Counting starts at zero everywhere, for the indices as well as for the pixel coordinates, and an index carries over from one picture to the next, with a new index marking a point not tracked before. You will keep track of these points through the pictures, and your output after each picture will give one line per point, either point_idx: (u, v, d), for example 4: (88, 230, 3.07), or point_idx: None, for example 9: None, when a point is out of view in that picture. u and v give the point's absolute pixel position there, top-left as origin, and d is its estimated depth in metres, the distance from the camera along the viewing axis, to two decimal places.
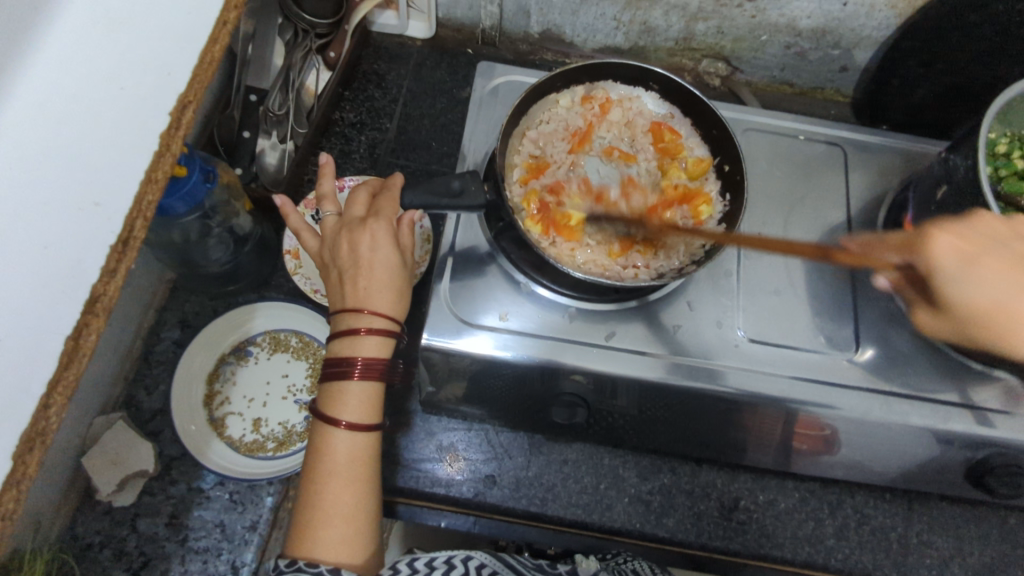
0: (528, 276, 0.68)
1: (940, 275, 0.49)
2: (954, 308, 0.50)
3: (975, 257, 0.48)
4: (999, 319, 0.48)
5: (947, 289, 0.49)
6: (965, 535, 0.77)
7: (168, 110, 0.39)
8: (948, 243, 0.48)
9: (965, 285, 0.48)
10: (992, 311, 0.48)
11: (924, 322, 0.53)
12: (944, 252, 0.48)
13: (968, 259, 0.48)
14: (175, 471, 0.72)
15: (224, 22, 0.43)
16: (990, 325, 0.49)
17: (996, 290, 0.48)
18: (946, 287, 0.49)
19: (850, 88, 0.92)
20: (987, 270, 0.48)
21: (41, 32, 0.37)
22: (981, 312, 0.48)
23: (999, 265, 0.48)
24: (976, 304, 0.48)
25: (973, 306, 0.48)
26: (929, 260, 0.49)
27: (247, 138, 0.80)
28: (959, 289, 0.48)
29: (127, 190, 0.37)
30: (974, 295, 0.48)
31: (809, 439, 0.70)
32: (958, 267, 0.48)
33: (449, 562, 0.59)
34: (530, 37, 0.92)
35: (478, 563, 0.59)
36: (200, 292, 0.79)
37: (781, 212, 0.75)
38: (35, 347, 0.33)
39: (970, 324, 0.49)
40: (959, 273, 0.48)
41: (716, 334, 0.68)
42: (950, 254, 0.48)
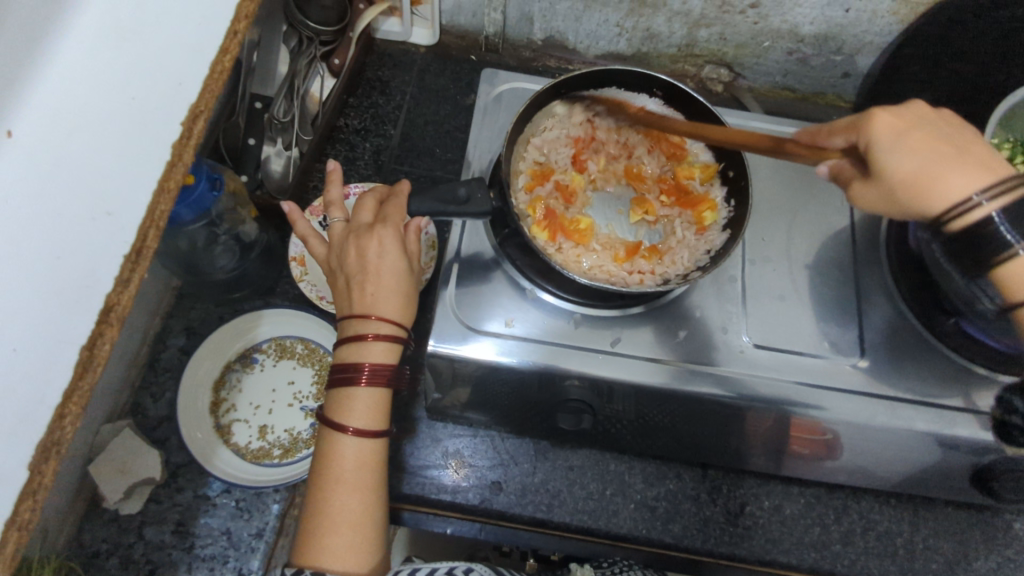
0: (533, 282, 0.69)
1: (876, 148, 0.50)
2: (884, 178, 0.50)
3: (905, 132, 0.50)
4: (921, 186, 0.48)
5: (881, 159, 0.50)
6: (971, 540, 0.77)
7: (179, 122, 0.39)
8: (885, 120, 0.51)
9: (903, 156, 0.49)
10: (914, 179, 0.48)
11: (859, 200, 0.53)
12: (879, 127, 0.51)
13: (899, 132, 0.50)
14: (182, 478, 0.72)
15: (235, 33, 0.43)
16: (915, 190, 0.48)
17: (922, 156, 0.48)
18: (880, 156, 0.50)
19: (852, 93, 0.93)
20: (914, 139, 0.49)
21: (53, 42, 0.37)
22: (903, 180, 0.49)
23: (927, 139, 0.49)
24: (899, 169, 0.49)
25: (898, 174, 0.49)
26: (869, 136, 0.51)
27: (253, 145, 0.81)
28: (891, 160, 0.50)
29: (140, 200, 0.37)
30: (894, 161, 0.49)
31: (815, 444, 0.70)
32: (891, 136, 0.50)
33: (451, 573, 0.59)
34: (533, 44, 0.92)
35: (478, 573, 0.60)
36: (205, 299, 0.79)
37: (786, 217, 0.75)
38: (50, 357, 0.33)
39: (899, 194, 0.49)
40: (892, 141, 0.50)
41: (722, 339, 0.68)
42: (886, 129, 0.51)
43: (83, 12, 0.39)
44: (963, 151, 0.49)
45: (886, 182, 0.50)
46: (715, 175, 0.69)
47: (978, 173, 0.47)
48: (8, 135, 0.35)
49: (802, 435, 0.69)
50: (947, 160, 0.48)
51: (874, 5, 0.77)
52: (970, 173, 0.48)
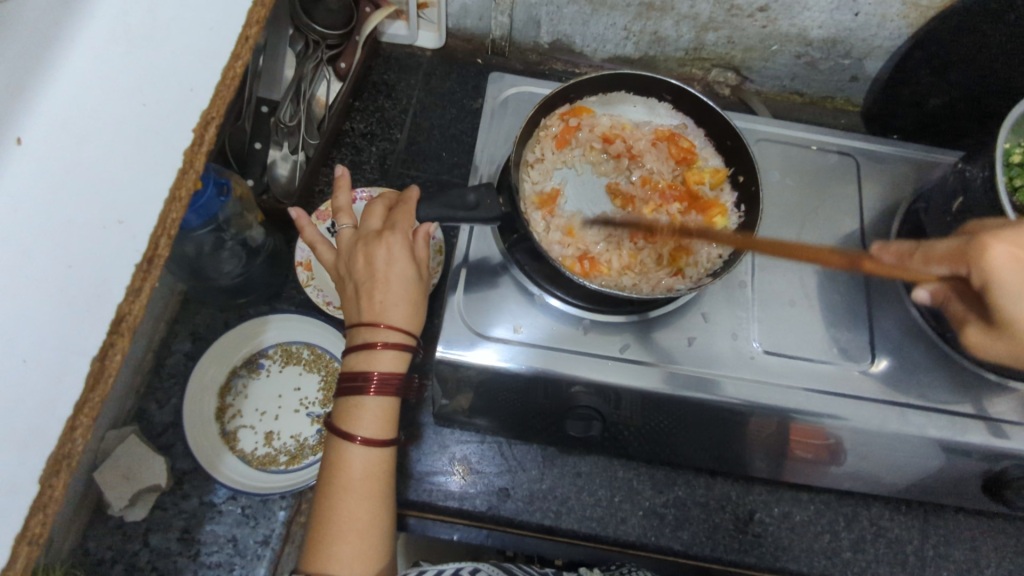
0: (542, 288, 0.68)
1: (995, 291, 0.50)
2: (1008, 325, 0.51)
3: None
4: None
5: (1002, 301, 0.50)
6: (981, 547, 0.76)
7: (191, 128, 0.40)
8: (1005, 251, 0.49)
9: (1015, 301, 0.50)
10: (1016, 325, 0.50)
11: (975, 340, 0.56)
12: (1002, 263, 0.49)
13: (1020, 267, 0.49)
14: (187, 485, 0.72)
15: (246, 38, 0.44)
16: (1015, 335, 0.51)
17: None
18: (1002, 302, 0.50)
19: (860, 97, 0.92)
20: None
21: (62, 43, 0.36)
22: (1013, 324, 0.50)
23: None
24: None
25: (1021, 322, 0.50)
26: (982, 273, 0.51)
27: (259, 149, 0.80)
28: (1013, 304, 0.50)
29: (153, 208, 0.37)
30: (1021, 310, 0.50)
31: (825, 451, 0.69)
32: (1015, 278, 0.50)
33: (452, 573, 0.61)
34: (540, 47, 0.92)
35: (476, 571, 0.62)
36: (211, 304, 0.78)
37: (796, 222, 0.75)
38: (60, 368, 0.33)
39: (1020, 344, 0.52)
40: (1009, 285, 0.50)
41: (732, 345, 0.67)
42: (1007, 267, 0.49)
43: (96, 16, 0.37)
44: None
45: (1004, 323, 0.51)
46: (725, 180, 0.69)
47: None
48: (16, 142, 0.34)
49: (811, 442, 0.68)
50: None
51: (884, 9, 0.76)
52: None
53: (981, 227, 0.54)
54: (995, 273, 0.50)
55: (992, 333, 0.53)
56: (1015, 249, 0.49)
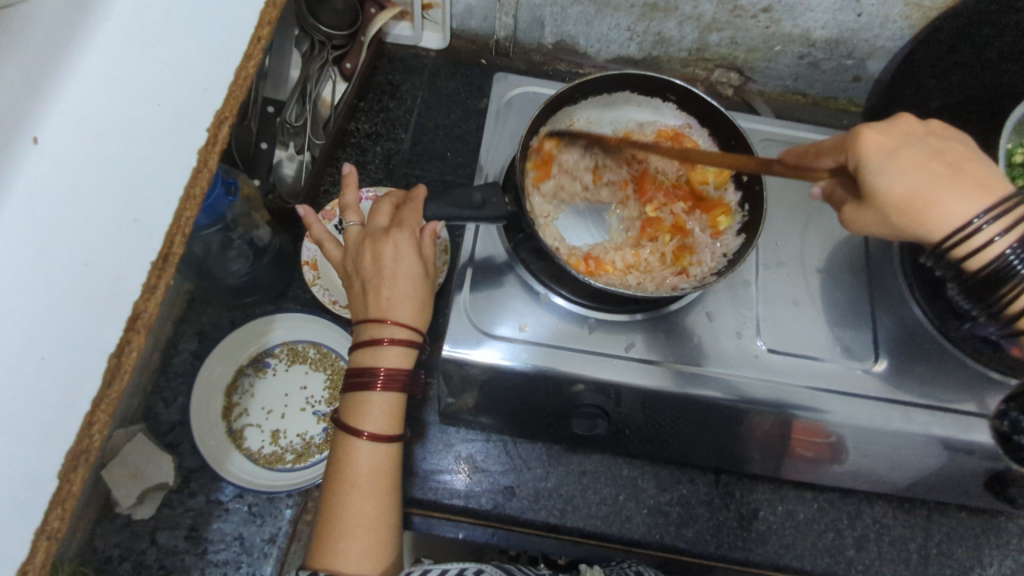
0: (547, 287, 0.69)
1: (864, 167, 0.51)
2: (879, 202, 0.50)
3: (894, 151, 0.51)
4: (918, 206, 0.49)
5: (872, 179, 0.50)
6: (984, 546, 0.76)
7: (205, 127, 0.40)
8: (873, 137, 0.51)
9: (892, 176, 0.50)
10: (908, 199, 0.49)
11: (855, 223, 0.53)
12: (870, 145, 0.51)
13: (888, 149, 0.51)
14: (194, 483, 0.72)
15: (258, 39, 0.44)
16: (905, 210, 0.49)
17: (918, 173, 0.49)
18: (869, 175, 0.51)
19: (863, 97, 0.93)
20: (904, 156, 0.50)
21: (76, 43, 0.37)
22: (898, 204, 0.49)
23: (915, 157, 0.50)
24: (893, 192, 0.49)
25: (893, 196, 0.49)
26: (857, 159, 0.52)
27: (264, 149, 0.80)
28: (878, 181, 0.50)
29: (168, 206, 0.38)
30: (891, 182, 0.50)
31: (829, 449, 0.69)
32: (882, 158, 0.51)
33: None
34: (544, 48, 0.92)
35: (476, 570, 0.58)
36: (217, 304, 0.79)
37: (799, 222, 0.75)
38: (79, 364, 0.33)
39: (893, 215, 0.50)
40: (881, 162, 0.50)
41: (736, 344, 0.68)
42: (875, 149, 0.51)
43: (111, 16, 0.38)
44: (959, 170, 0.50)
45: (877, 205, 0.50)
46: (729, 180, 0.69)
47: (963, 192, 0.49)
48: (33, 141, 0.34)
49: (817, 440, 0.68)
50: (934, 182, 0.49)
51: (887, 9, 0.77)
52: (966, 194, 0.49)
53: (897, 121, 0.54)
54: (897, 149, 0.51)
55: (859, 206, 0.52)
56: (882, 134, 0.52)
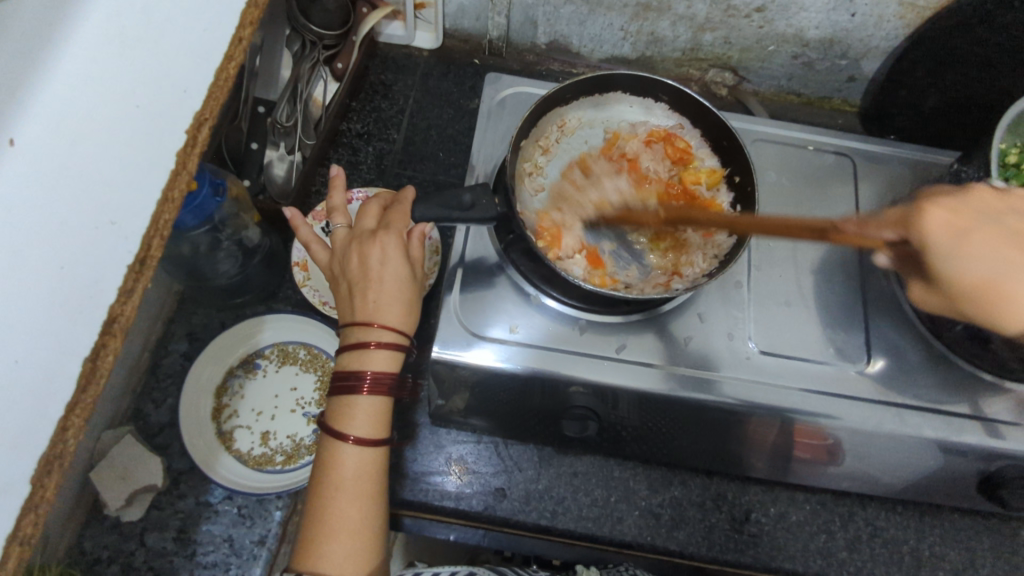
0: (537, 288, 0.68)
1: (932, 254, 0.49)
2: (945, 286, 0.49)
3: (966, 232, 0.48)
4: (997, 292, 0.46)
5: (944, 264, 0.48)
6: (977, 548, 0.76)
7: (184, 129, 0.40)
8: (938, 218, 0.49)
9: (960, 260, 0.48)
10: (983, 285, 0.47)
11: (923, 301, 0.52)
12: (935, 226, 0.49)
13: (961, 229, 0.48)
14: (184, 485, 0.72)
15: (239, 40, 0.44)
16: (983, 298, 0.47)
17: (990, 259, 0.47)
18: (936, 261, 0.49)
19: (857, 97, 0.92)
20: (980, 236, 0.48)
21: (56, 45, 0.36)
22: (970, 288, 0.47)
23: (991, 237, 0.47)
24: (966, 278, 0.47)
25: (964, 283, 0.47)
26: (923, 241, 0.49)
27: (255, 149, 0.80)
28: (947, 266, 0.48)
29: (144, 209, 0.37)
30: (967, 269, 0.47)
31: (820, 450, 0.69)
32: (952, 242, 0.48)
33: None
34: (537, 48, 0.92)
35: None
36: (208, 305, 0.78)
37: (792, 222, 0.75)
38: (53, 368, 0.33)
39: (965, 300, 0.48)
40: (951, 248, 0.48)
41: (728, 346, 0.67)
42: (942, 229, 0.49)
43: (92, 17, 0.38)
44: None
45: (949, 291, 0.49)
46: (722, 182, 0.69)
47: None
48: (11, 143, 0.34)
49: (809, 442, 0.68)
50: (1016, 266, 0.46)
51: (880, 9, 0.76)
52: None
53: (975, 195, 0.51)
54: (968, 226, 0.48)
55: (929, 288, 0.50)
56: (954, 213, 0.49)
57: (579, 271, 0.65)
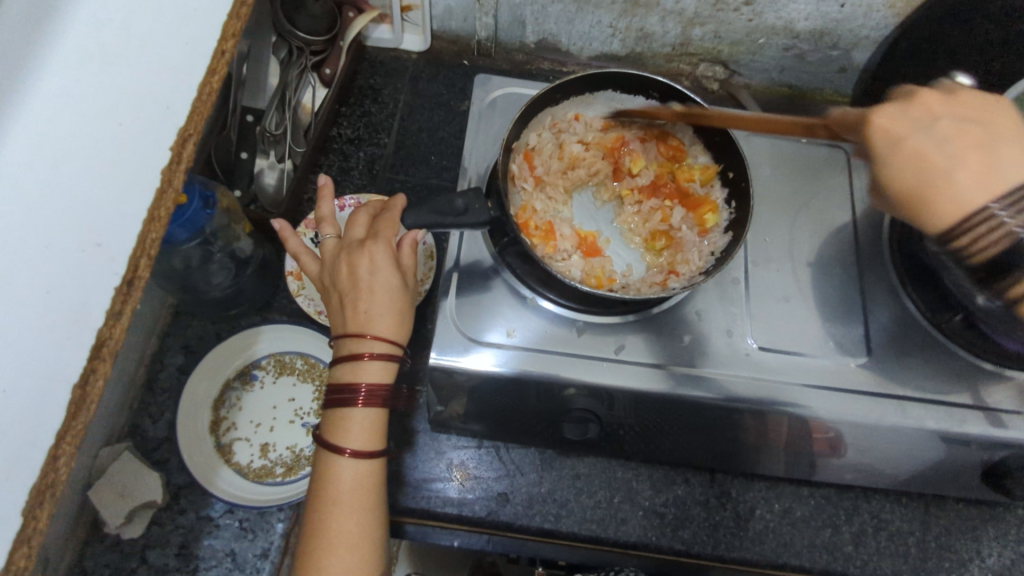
0: (533, 291, 0.68)
1: (876, 152, 0.52)
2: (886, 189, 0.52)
3: (900, 139, 0.51)
4: (920, 193, 0.49)
5: (882, 165, 0.52)
6: (983, 537, 0.76)
7: (168, 146, 0.38)
8: (878, 121, 0.53)
9: (891, 164, 0.51)
10: (910, 186, 0.50)
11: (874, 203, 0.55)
12: (874, 135, 0.53)
13: (895, 136, 0.52)
14: (184, 500, 0.71)
15: (222, 53, 0.42)
16: (917, 198, 0.50)
17: (910, 165, 0.50)
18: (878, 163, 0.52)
19: (849, 88, 0.92)
20: (909, 141, 0.51)
21: (35, 65, 0.36)
22: (900, 198, 0.51)
23: (922, 139, 0.51)
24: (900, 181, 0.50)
25: (896, 181, 0.51)
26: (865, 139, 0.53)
27: (245, 159, 0.79)
28: (890, 167, 0.51)
29: (130, 229, 0.36)
30: (898, 173, 0.51)
31: (821, 443, 0.68)
32: (888, 145, 0.52)
33: None
34: (526, 47, 0.91)
35: None
36: (202, 317, 0.78)
37: (787, 215, 0.74)
38: (42, 395, 0.33)
39: (897, 206, 0.51)
40: (888, 151, 0.52)
41: (726, 343, 0.67)
42: (882, 137, 0.52)
43: (69, 36, 0.38)
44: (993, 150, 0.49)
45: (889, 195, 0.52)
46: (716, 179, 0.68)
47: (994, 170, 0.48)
48: None
49: (814, 437, 0.68)
50: (955, 162, 0.49)
51: None
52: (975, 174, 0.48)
53: (911, 105, 0.53)
54: (898, 136, 0.52)
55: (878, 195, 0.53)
56: (888, 119, 0.53)
57: (577, 272, 0.65)
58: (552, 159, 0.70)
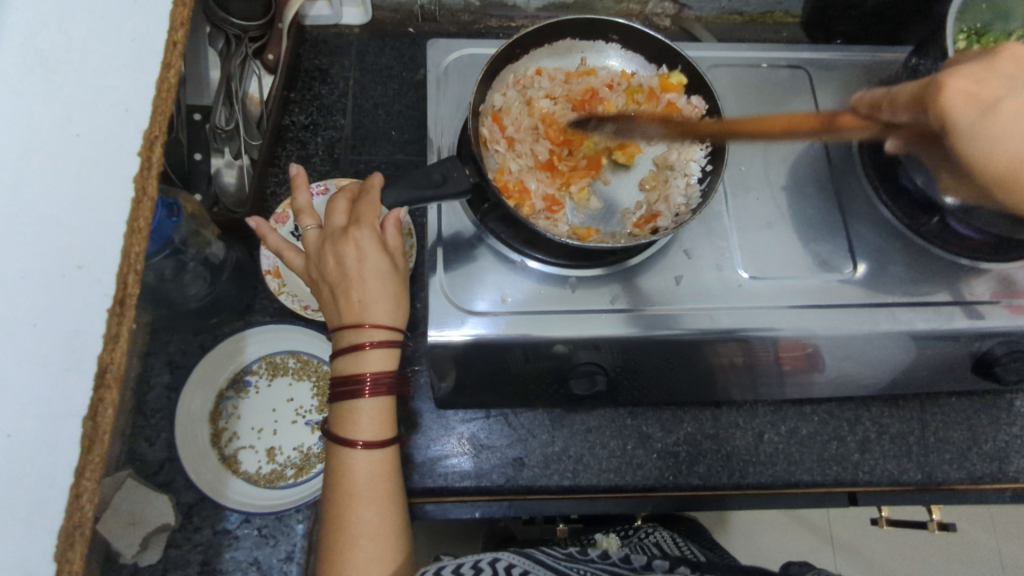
0: (521, 253, 0.67)
1: (962, 131, 0.46)
2: (976, 166, 0.46)
3: (993, 104, 0.45)
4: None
5: (977, 143, 0.45)
6: (977, 425, 0.79)
7: (136, 151, 0.37)
8: (961, 87, 0.47)
9: (992, 139, 0.45)
10: (1016, 166, 0.44)
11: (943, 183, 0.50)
12: (958, 105, 0.46)
13: (986, 102, 0.46)
14: (197, 517, 0.69)
15: (173, 43, 0.40)
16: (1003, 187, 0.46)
17: (1021, 128, 0.44)
18: (968, 141, 0.46)
19: (799, 7, 0.91)
20: (1006, 106, 0.45)
21: None
22: (1004, 169, 0.45)
23: (1020, 108, 0.45)
24: (1003, 158, 0.44)
25: (997, 165, 0.45)
26: (942, 113, 0.47)
27: (200, 160, 0.74)
28: (981, 145, 0.45)
29: (112, 245, 0.35)
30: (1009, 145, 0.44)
31: (800, 361, 0.70)
32: (978, 115, 0.45)
33: (476, 566, 0.52)
34: (471, 6, 0.88)
35: (506, 564, 0.53)
36: (183, 330, 0.75)
37: (760, 142, 0.74)
38: (52, 433, 0.32)
39: (994, 184, 0.46)
40: (978, 121, 0.45)
41: (719, 277, 0.67)
42: (968, 107, 0.46)
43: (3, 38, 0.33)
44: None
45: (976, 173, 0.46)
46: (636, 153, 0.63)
47: None
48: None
49: (791, 354, 0.68)
50: None
51: None
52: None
53: (977, 65, 0.48)
54: (997, 103, 0.45)
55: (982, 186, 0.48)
56: (973, 79, 0.47)
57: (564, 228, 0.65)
58: (520, 116, 0.67)
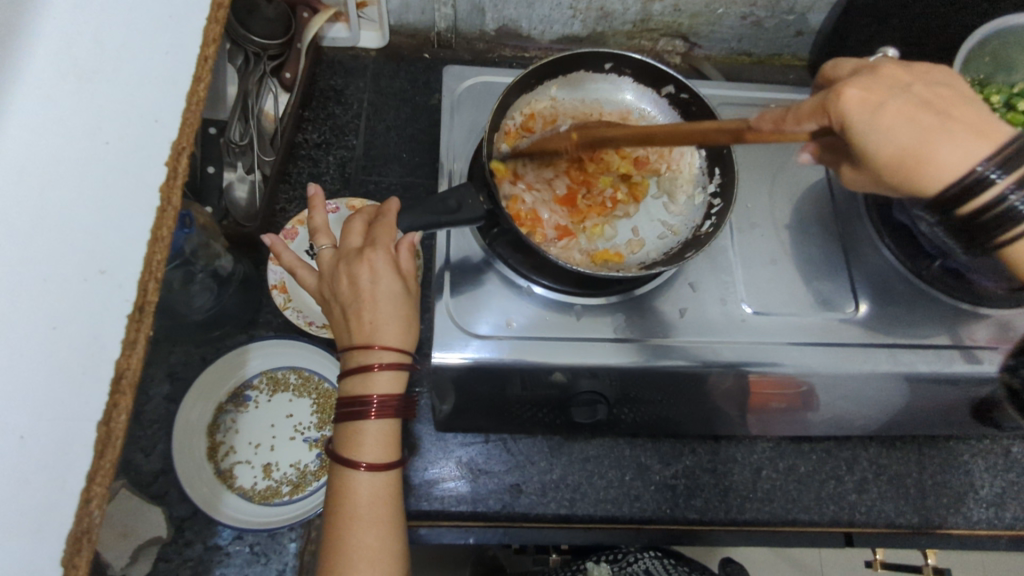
0: (529, 279, 0.67)
1: (853, 127, 0.45)
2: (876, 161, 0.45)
3: (880, 104, 0.44)
4: (913, 163, 0.43)
5: (862, 139, 0.45)
6: (975, 469, 0.79)
7: (163, 161, 0.38)
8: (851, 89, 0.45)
9: (882, 128, 0.44)
10: (902, 152, 0.43)
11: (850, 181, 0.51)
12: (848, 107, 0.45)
13: (876, 104, 0.45)
14: (189, 531, 0.68)
15: (204, 59, 0.42)
16: (908, 168, 0.43)
17: (896, 127, 0.44)
18: (859, 138, 0.45)
19: (806, 51, 0.94)
20: (893, 109, 0.44)
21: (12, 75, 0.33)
22: (893, 160, 0.44)
23: (905, 106, 0.44)
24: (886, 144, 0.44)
25: (886, 153, 0.44)
26: (840, 115, 0.45)
27: (213, 173, 0.75)
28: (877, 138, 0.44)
29: (135, 253, 0.35)
30: (885, 132, 0.44)
31: (792, 399, 0.70)
32: (869, 114, 0.44)
33: None
34: (486, 35, 0.90)
35: None
36: (184, 342, 0.74)
37: (766, 179, 0.75)
38: (68, 437, 0.32)
39: (891, 174, 0.45)
40: (869, 121, 0.44)
41: (723, 311, 0.68)
42: (857, 106, 0.45)
43: (41, 40, 0.35)
44: (946, 115, 0.44)
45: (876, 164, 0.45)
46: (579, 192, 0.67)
47: (967, 135, 0.43)
48: None
49: (784, 391, 0.69)
50: (941, 122, 0.43)
51: None
52: (960, 138, 0.43)
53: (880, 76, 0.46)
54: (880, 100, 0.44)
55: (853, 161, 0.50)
56: (863, 87, 0.45)
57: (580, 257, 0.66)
58: (528, 155, 0.69)
